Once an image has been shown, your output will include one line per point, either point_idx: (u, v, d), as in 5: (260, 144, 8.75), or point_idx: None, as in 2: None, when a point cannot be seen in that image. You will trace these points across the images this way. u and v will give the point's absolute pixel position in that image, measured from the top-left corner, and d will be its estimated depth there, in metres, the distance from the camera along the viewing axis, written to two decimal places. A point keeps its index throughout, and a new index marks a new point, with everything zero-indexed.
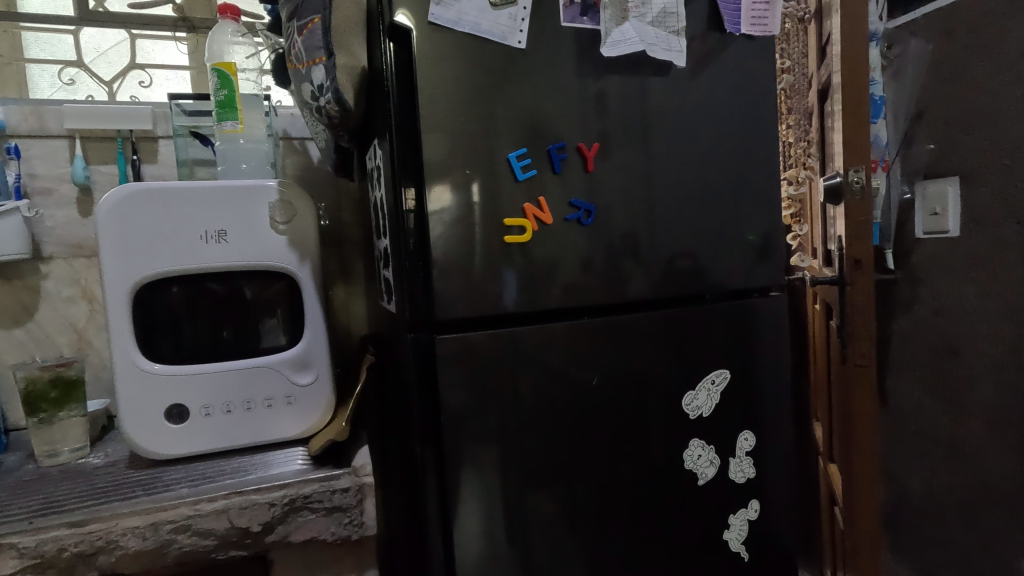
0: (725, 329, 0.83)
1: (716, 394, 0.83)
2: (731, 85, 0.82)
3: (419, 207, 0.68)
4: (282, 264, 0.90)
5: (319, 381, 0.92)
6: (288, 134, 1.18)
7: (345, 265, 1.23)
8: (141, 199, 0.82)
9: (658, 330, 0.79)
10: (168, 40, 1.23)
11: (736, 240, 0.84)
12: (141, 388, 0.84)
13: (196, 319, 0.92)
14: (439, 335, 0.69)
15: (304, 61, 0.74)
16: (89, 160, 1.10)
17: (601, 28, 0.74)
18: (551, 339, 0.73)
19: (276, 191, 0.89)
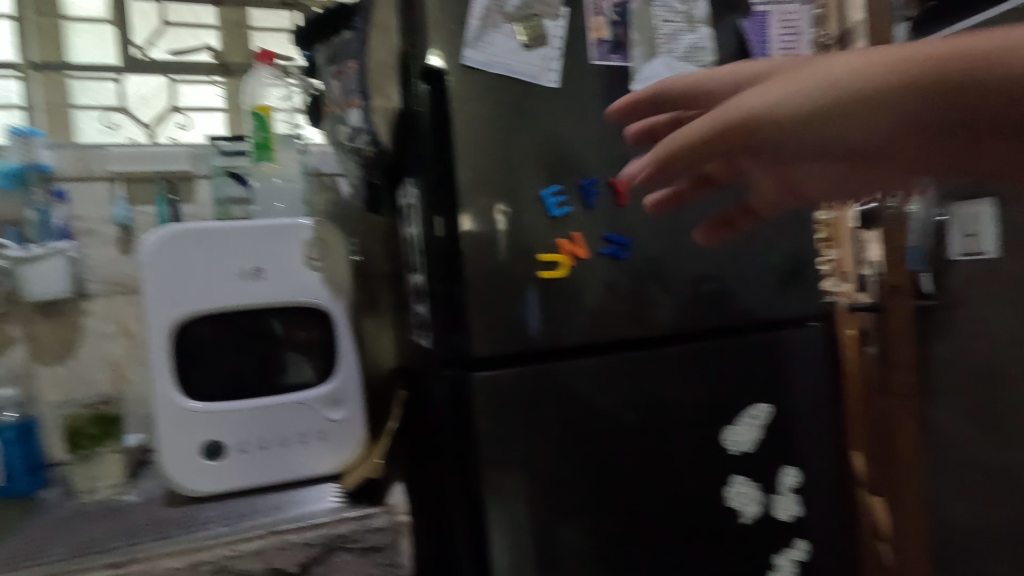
0: (763, 362, 0.82)
1: (757, 430, 0.81)
2: None
3: (455, 245, 0.69)
4: (316, 301, 0.91)
5: (352, 416, 0.92)
6: (319, 171, 1.21)
7: (374, 298, 1.24)
8: (180, 240, 0.85)
9: (696, 364, 0.78)
10: (206, 84, 1.28)
11: (771, 271, 0.83)
12: (179, 425, 0.85)
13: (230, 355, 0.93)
14: (475, 373, 0.69)
15: (339, 104, 0.76)
16: (131, 202, 1.14)
17: (631, 65, 0.75)
18: (587, 375, 0.73)
19: (309, 228, 0.91)
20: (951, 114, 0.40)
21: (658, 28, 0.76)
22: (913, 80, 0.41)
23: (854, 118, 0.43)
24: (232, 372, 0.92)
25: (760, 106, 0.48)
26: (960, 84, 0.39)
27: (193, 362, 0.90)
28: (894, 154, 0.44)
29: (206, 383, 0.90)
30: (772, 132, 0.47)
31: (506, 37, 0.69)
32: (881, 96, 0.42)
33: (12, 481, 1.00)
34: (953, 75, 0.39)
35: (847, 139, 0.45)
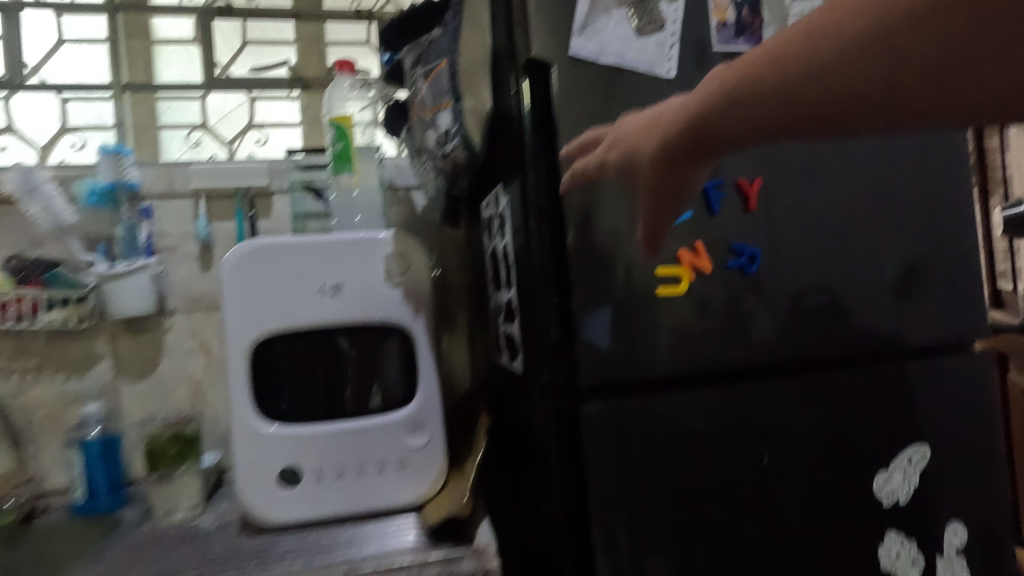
0: (913, 393, 0.70)
1: (915, 477, 0.69)
2: None
3: (558, 258, 0.62)
4: (397, 319, 0.86)
5: (432, 444, 0.86)
6: (394, 184, 1.17)
7: (449, 315, 1.18)
8: (261, 255, 0.82)
9: (834, 396, 0.68)
10: (284, 99, 1.27)
11: (921, 288, 0.72)
12: (256, 449, 0.81)
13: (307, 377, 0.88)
14: (583, 404, 0.61)
15: (428, 107, 0.70)
16: (212, 218, 1.14)
17: None
18: (709, 405, 0.64)
19: (390, 242, 0.86)
20: (899, 31, 0.42)
21: (790, 10, 0.67)
22: (835, 36, 0.45)
23: (804, 63, 0.47)
24: (307, 394, 0.87)
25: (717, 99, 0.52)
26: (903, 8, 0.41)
27: (267, 384, 0.86)
28: (854, 104, 0.47)
29: (282, 405, 0.86)
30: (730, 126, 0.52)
31: (618, 23, 0.62)
32: (825, 50, 0.46)
33: (95, 498, 0.99)
34: (886, 11, 0.42)
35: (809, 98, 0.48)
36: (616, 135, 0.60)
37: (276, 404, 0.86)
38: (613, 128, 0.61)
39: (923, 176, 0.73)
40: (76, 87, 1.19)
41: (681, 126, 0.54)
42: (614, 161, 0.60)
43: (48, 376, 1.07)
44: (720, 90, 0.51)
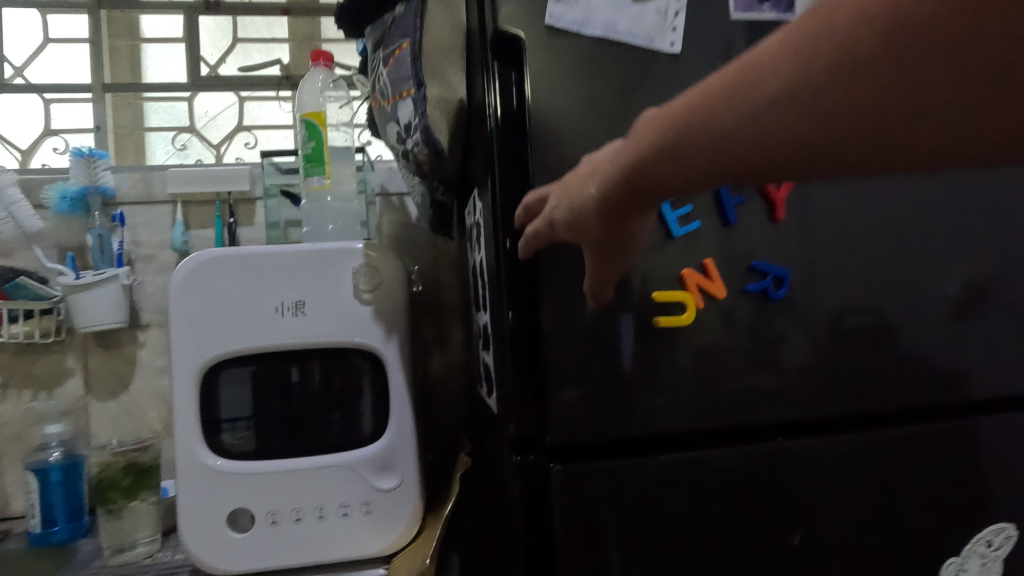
0: (990, 455, 0.56)
1: (994, 565, 0.55)
2: None
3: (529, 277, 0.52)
4: (366, 341, 0.75)
5: (405, 486, 0.75)
6: (385, 190, 1.07)
7: (442, 334, 1.07)
8: (213, 268, 0.72)
9: (888, 456, 0.54)
10: (273, 99, 1.20)
11: (1002, 323, 0.57)
12: (205, 487, 0.71)
13: (266, 405, 0.78)
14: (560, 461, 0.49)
15: (389, 97, 0.59)
16: (190, 226, 1.06)
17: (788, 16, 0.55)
18: (721, 464, 0.51)
19: (361, 254, 0.76)
20: (877, 60, 0.29)
21: None
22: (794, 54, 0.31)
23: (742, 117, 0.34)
24: (269, 423, 0.78)
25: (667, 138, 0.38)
26: (884, 23, 0.28)
27: (238, 406, 0.77)
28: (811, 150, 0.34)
29: (243, 434, 0.77)
30: (681, 176, 0.38)
31: None
32: (775, 87, 0.32)
33: (53, 527, 0.92)
34: (849, 31, 0.30)
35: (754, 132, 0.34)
36: (558, 189, 0.47)
37: (247, 428, 0.77)
38: (555, 186, 0.48)
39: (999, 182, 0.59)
40: (58, 88, 1.13)
41: (618, 174, 0.41)
42: (560, 221, 0.46)
43: (16, 393, 1.01)
44: (650, 138, 0.38)
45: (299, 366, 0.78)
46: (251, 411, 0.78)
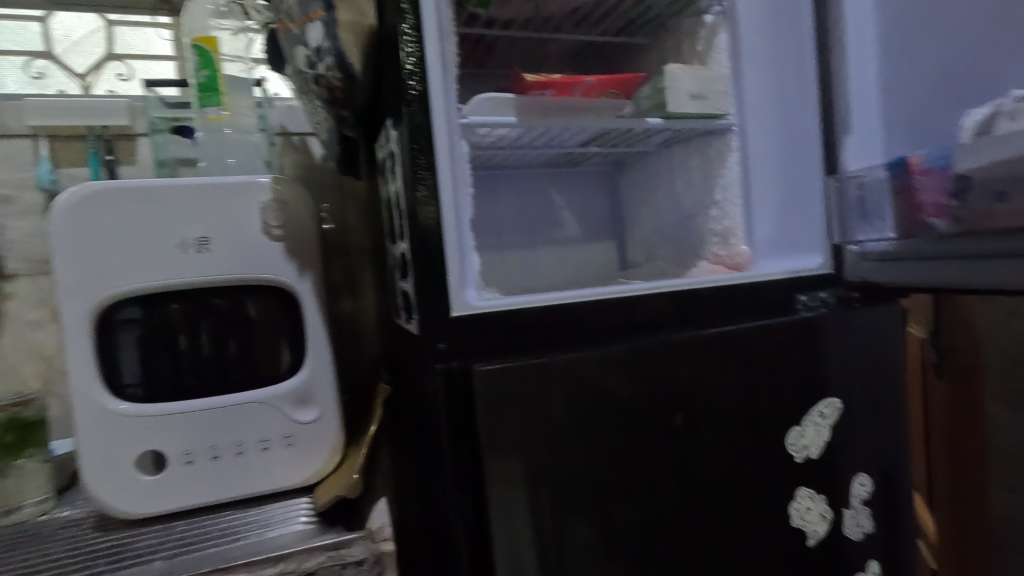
0: (832, 346, 0.67)
1: (825, 431, 0.68)
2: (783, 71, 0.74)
3: (435, 190, 0.58)
4: (277, 277, 0.75)
5: (325, 416, 0.77)
6: (285, 129, 1.03)
7: (354, 277, 1.07)
8: (101, 201, 0.67)
9: (757, 354, 0.64)
10: (148, 26, 1.08)
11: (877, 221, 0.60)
12: (106, 432, 0.69)
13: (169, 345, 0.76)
14: (478, 366, 0.54)
15: (296, 18, 0.57)
16: (57, 163, 0.95)
17: (671, 76, 0.73)
18: (624, 365, 0.58)
19: (268, 188, 0.74)
20: None
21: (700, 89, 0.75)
22: None
23: None
24: (174, 365, 0.76)
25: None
26: None
27: (129, 373, 0.74)
28: None
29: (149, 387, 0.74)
30: None
31: None
32: None
33: None
34: None
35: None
36: None
37: (141, 394, 0.74)
38: None
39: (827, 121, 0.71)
40: None
41: None
42: None
43: None
44: None
45: (184, 328, 0.76)
46: (142, 378, 0.74)
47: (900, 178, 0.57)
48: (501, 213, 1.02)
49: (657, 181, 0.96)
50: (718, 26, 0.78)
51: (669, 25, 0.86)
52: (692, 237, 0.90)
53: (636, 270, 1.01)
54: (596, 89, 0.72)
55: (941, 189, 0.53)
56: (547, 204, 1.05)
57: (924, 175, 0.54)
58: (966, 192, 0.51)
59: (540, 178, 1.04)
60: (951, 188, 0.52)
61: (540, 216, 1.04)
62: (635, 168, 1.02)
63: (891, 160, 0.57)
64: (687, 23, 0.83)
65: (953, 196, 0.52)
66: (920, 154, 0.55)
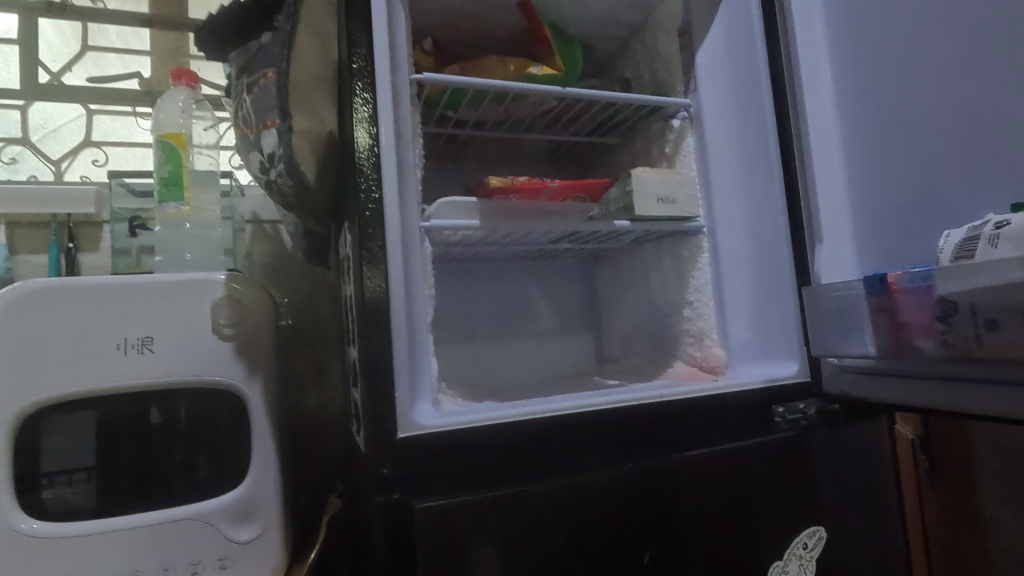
0: (815, 468, 0.62)
1: (810, 564, 0.62)
2: (750, 174, 0.75)
3: (386, 300, 0.55)
4: (224, 380, 0.70)
5: (265, 537, 0.69)
6: (257, 217, 1.02)
7: (319, 369, 1.02)
8: (46, 298, 0.64)
9: (732, 478, 0.59)
10: (128, 115, 1.09)
11: (856, 334, 0.57)
12: (14, 556, 0.62)
13: (109, 441, 0.72)
14: (418, 502, 0.49)
15: (252, 124, 0.57)
16: (15, 250, 0.93)
17: (640, 179, 0.73)
18: (584, 496, 0.53)
19: (223, 286, 0.70)
20: None
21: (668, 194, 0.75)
22: None
23: None
24: (107, 463, 0.71)
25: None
26: None
27: (76, 456, 0.70)
28: None
29: (75, 487, 0.69)
30: None
31: None
32: None
33: None
34: None
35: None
36: None
37: (87, 480, 0.70)
38: None
39: (795, 229, 0.70)
40: None
41: None
42: None
43: None
44: None
45: (160, 406, 0.73)
46: (96, 459, 0.71)
47: (879, 296, 0.53)
48: (474, 305, 0.99)
49: (631, 276, 0.95)
50: (685, 130, 0.80)
51: (639, 128, 0.88)
52: (667, 335, 0.87)
53: (613, 367, 0.97)
54: (561, 194, 0.72)
55: (924, 310, 0.50)
56: (522, 296, 1.02)
57: (905, 294, 0.51)
58: (953, 318, 0.48)
59: (515, 269, 1.03)
60: (934, 312, 0.49)
61: (515, 308, 1.02)
62: (610, 261, 1.01)
63: (867, 276, 0.54)
64: (656, 126, 0.85)
65: (938, 319, 0.49)
66: (899, 272, 0.51)
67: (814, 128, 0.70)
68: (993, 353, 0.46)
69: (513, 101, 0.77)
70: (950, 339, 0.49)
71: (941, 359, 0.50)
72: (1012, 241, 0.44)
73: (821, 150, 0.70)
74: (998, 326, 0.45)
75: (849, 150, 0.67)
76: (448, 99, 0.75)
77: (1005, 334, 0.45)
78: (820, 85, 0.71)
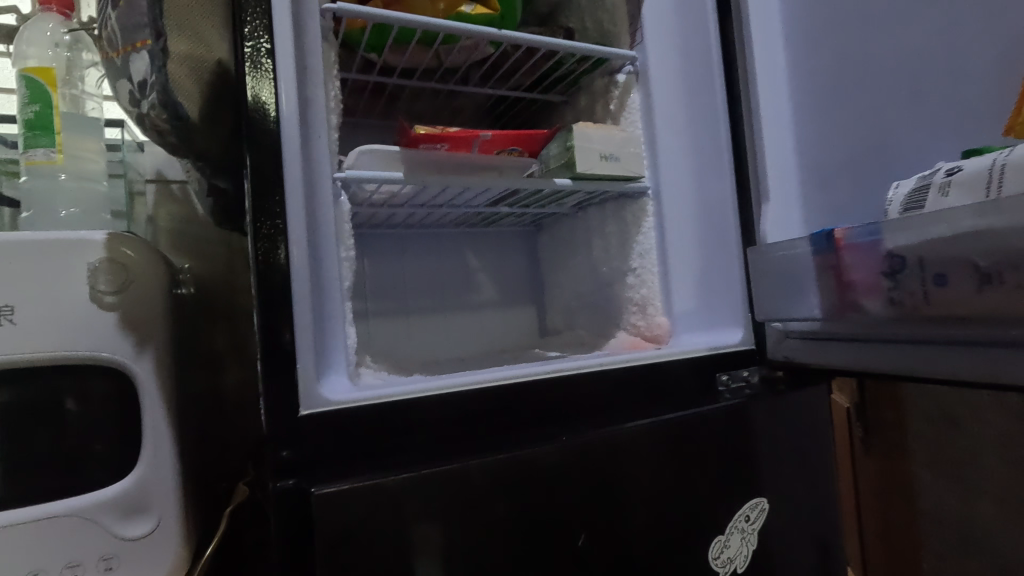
0: (758, 439, 0.60)
1: (752, 536, 0.60)
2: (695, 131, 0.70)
3: (287, 260, 0.47)
4: (105, 356, 0.60)
5: (161, 532, 0.61)
6: (161, 176, 0.90)
7: (237, 345, 0.93)
8: None
9: (674, 453, 0.55)
10: (3, 57, 0.94)
11: (801, 298, 0.53)
12: None
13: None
14: (320, 491, 0.43)
15: (118, 47, 0.47)
16: None
17: (580, 133, 0.67)
18: (514, 477, 0.48)
19: (102, 248, 0.60)
20: None
21: (609, 151, 0.69)
22: None
23: None
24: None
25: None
26: None
27: None
28: None
29: None
30: None
31: None
32: None
33: None
34: None
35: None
36: None
37: None
38: None
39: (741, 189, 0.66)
40: None
41: None
42: None
43: None
44: None
45: (75, 393, 0.62)
46: (0, 452, 0.60)
47: (825, 255, 0.49)
48: (408, 276, 0.92)
49: (574, 245, 0.90)
50: (630, 85, 0.75)
51: (583, 84, 0.82)
52: (610, 306, 0.83)
53: (556, 339, 0.93)
54: (493, 146, 0.64)
55: (871, 267, 0.46)
56: (459, 267, 0.96)
57: (851, 250, 0.47)
58: (901, 273, 0.44)
59: (453, 237, 0.96)
60: (882, 268, 0.45)
61: (453, 280, 0.95)
62: (553, 229, 0.96)
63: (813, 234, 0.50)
64: (600, 82, 0.80)
65: (885, 276, 0.45)
66: (846, 228, 0.47)
67: (763, 82, 0.66)
68: (941, 310, 0.42)
69: (444, 45, 0.70)
70: (898, 297, 0.45)
71: (889, 318, 0.47)
72: (964, 186, 0.41)
73: (770, 104, 0.66)
74: (948, 280, 0.41)
75: (799, 105, 0.64)
76: (370, 38, 0.66)
77: (956, 288, 0.41)
78: (770, 36, 0.66)
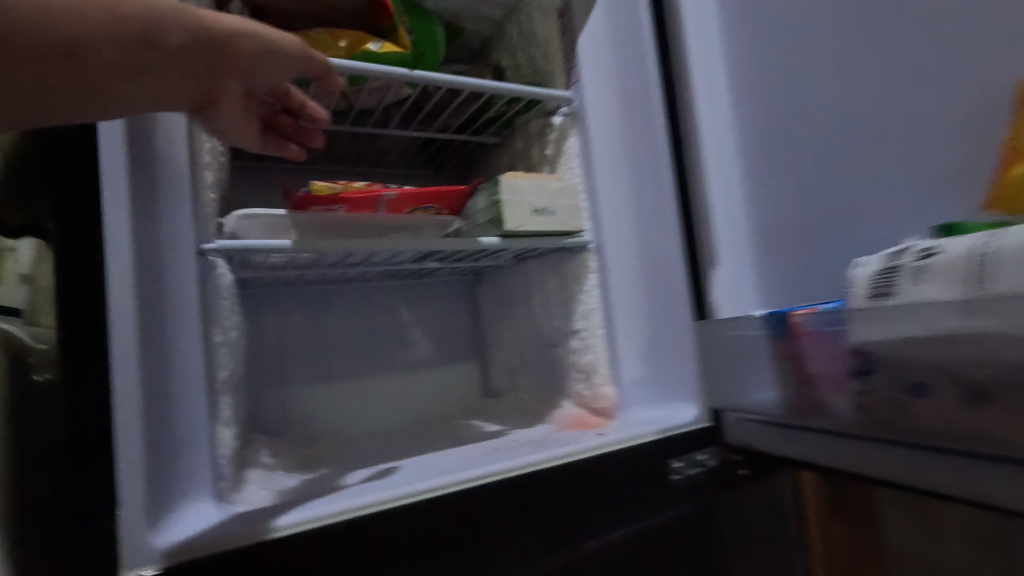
0: None
1: None
2: (635, 180, 0.64)
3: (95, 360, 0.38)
4: None
5: None
6: None
7: None
8: None
9: None
10: None
11: (756, 382, 0.47)
12: None
13: None
14: None
15: None
16: None
17: (507, 186, 0.59)
18: None
19: None
20: None
21: (544, 205, 0.62)
22: None
23: None
24: None
25: (184, 25, 0.37)
26: None
27: None
28: None
29: None
30: None
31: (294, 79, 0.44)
32: None
33: None
34: None
35: (33, 76, 0.32)
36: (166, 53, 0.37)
37: None
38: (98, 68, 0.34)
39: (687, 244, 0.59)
40: None
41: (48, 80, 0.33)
42: None
43: None
44: None
45: None
46: None
47: (781, 341, 0.43)
48: (329, 335, 0.82)
49: (515, 300, 0.81)
50: (568, 128, 0.67)
51: (517, 125, 0.75)
52: (553, 369, 0.74)
53: (498, 404, 0.84)
54: (405, 204, 0.57)
55: (833, 360, 0.40)
56: (390, 322, 0.86)
57: (812, 339, 0.41)
58: (871, 373, 0.39)
59: (383, 291, 0.86)
60: (847, 364, 0.40)
61: (382, 338, 0.85)
62: (493, 280, 0.87)
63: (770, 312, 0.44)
64: (535, 123, 0.73)
65: (854, 376, 0.40)
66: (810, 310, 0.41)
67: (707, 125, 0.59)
68: (915, 425, 0.37)
69: (350, 86, 0.61)
70: (866, 401, 0.40)
71: (852, 422, 0.41)
72: (944, 275, 0.34)
73: (716, 150, 0.58)
74: (928, 391, 0.36)
75: (747, 153, 0.57)
76: None
77: (935, 401, 0.36)
78: (714, 73, 0.59)
